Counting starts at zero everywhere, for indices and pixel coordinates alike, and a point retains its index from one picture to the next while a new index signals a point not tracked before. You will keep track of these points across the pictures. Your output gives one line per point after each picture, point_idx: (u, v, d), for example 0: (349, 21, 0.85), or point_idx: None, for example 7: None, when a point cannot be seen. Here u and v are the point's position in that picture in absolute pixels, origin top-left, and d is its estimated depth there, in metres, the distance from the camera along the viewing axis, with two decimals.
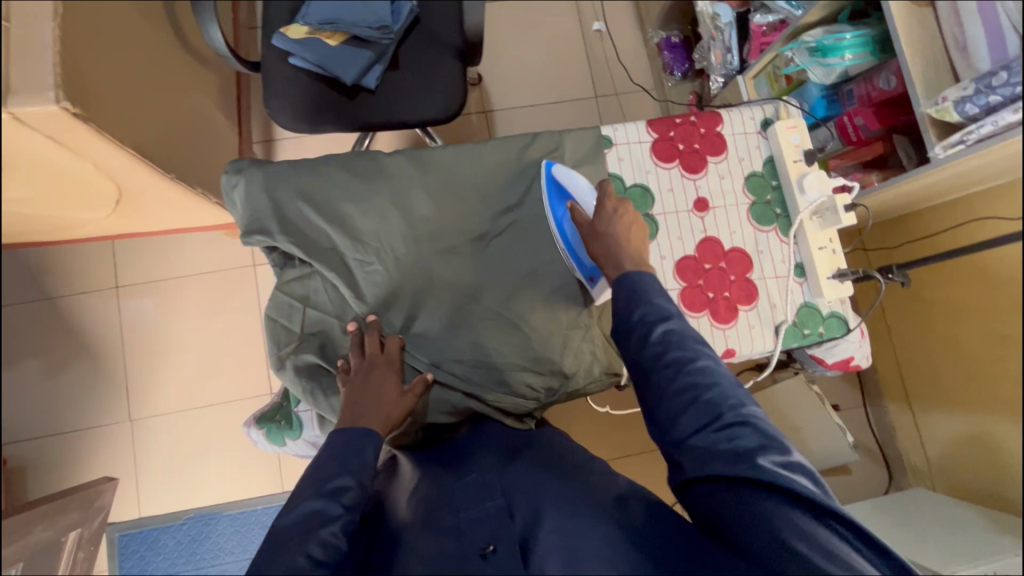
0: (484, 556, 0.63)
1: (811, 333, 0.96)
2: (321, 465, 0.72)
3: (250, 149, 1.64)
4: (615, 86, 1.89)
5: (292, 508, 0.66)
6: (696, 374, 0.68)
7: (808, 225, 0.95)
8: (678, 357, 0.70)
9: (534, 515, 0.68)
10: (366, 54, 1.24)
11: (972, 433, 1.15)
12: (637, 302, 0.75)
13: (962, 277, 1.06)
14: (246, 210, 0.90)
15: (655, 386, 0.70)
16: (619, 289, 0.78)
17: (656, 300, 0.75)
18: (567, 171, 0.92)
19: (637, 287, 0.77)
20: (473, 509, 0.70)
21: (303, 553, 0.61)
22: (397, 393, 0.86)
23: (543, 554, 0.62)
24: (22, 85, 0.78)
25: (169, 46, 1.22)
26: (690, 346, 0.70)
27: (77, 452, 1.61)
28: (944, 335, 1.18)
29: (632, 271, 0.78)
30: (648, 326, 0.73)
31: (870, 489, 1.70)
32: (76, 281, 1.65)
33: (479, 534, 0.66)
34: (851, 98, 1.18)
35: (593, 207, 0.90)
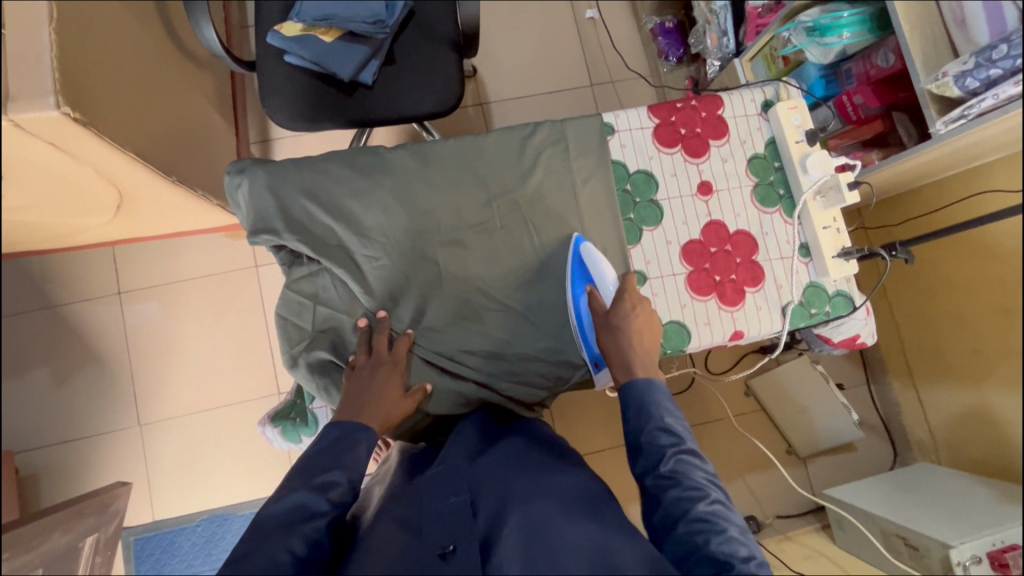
0: (444, 557, 0.68)
1: (819, 312, 0.96)
2: (314, 458, 0.76)
3: (248, 149, 1.63)
4: (611, 73, 1.88)
5: (281, 498, 0.70)
6: (704, 519, 0.68)
7: (811, 205, 0.95)
8: (685, 494, 0.71)
9: (498, 511, 0.72)
10: (362, 50, 1.23)
11: (976, 406, 1.17)
12: (647, 426, 0.77)
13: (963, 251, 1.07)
14: (251, 210, 0.90)
15: (662, 521, 0.71)
16: (630, 405, 0.80)
17: (667, 427, 0.76)
18: (595, 254, 0.90)
19: (648, 405, 0.79)
20: (438, 503, 0.76)
21: (285, 548, 0.65)
22: (399, 395, 0.87)
23: (503, 554, 0.66)
24: (22, 92, 0.79)
25: (164, 47, 1.21)
26: (698, 484, 0.71)
27: (87, 458, 1.61)
28: (946, 313, 1.20)
29: (643, 385, 0.80)
30: (658, 455, 0.74)
31: (875, 466, 1.72)
32: (80, 288, 1.66)
33: (439, 534, 0.72)
34: (849, 77, 1.18)
35: (610, 295, 0.89)
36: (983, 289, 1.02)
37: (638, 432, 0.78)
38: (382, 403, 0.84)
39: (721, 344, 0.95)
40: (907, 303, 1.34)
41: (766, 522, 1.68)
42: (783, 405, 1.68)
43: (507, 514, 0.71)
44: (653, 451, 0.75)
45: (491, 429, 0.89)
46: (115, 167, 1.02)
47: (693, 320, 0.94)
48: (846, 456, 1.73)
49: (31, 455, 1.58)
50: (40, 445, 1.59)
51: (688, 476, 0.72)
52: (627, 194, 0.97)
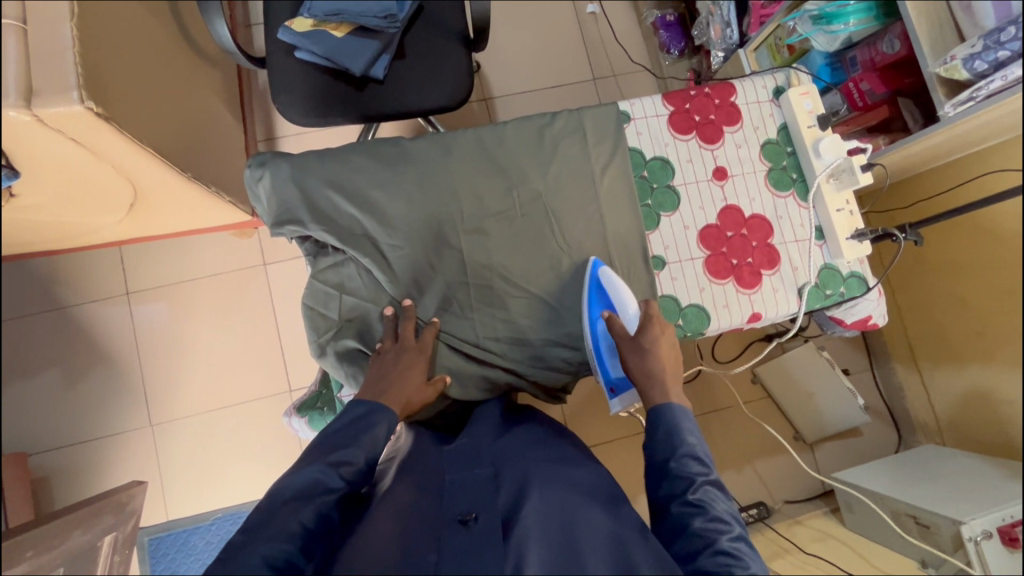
0: (464, 524, 0.70)
1: (834, 293, 0.98)
2: (331, 435, 0.77)
3: (254, 147, 1.63)
4: (613, 67, 1.89)
5: (297, 470, 0.71)
6: (727, 553, 0.68)
7: (825, 188, 0.97)
8: (710, 524, 0.71)
9: (520, 487, 0.73)
10: (373, 44, 1.24)
11: (975, 387, 1.20)
12: (677, 450, 0.77)
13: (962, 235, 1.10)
14: (274, 202, 0.91)
15: (682, 549, 0.71)
16: (659, 427, 0.80)
17: (698, 456, 0.76)
18: (618, 283, 0.91)
19: (677, 429, 0.79)
20: (460, 474, 0.78)
21: (296, 519, 0.66)
22: (423, 382, 0.88)
23: (523, 533, 0.66)
24: (46, 87, 0.79)
25: (175, 43, 1.21)
26: (723, 517, 0.72)
27: (98, 459, 1.60)
28: (947, 292, 1.21)
29: (677, 410, 0.80)
30: (685, 481, 0.75)
31: (881, 450, 1.74)
32: (89, 289, 1.65)
33: (460, 502, 0.73)
34: (854, 64, 1.21)
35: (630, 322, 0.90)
36: (980, 272, 1.04)
37: (665, 455, 0.78)
38: (406, 388, 0.85)
39: (740, 326, 0.97)
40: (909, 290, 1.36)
41: (776, 508, 1.70)
42: (789, 394, 1.70)
43: (529, 489, 0.71)
44: (680, 476, 0.75)
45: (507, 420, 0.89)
46: (132, 162, 1.02)
47: (712, 303, 0.96)
48: (853, 441, 1.75)
49: (42, 457, 1.57)
50: (51, 446, 1.58)
51: (713, 507, 0.72)
52: (644, 181, 0.99)
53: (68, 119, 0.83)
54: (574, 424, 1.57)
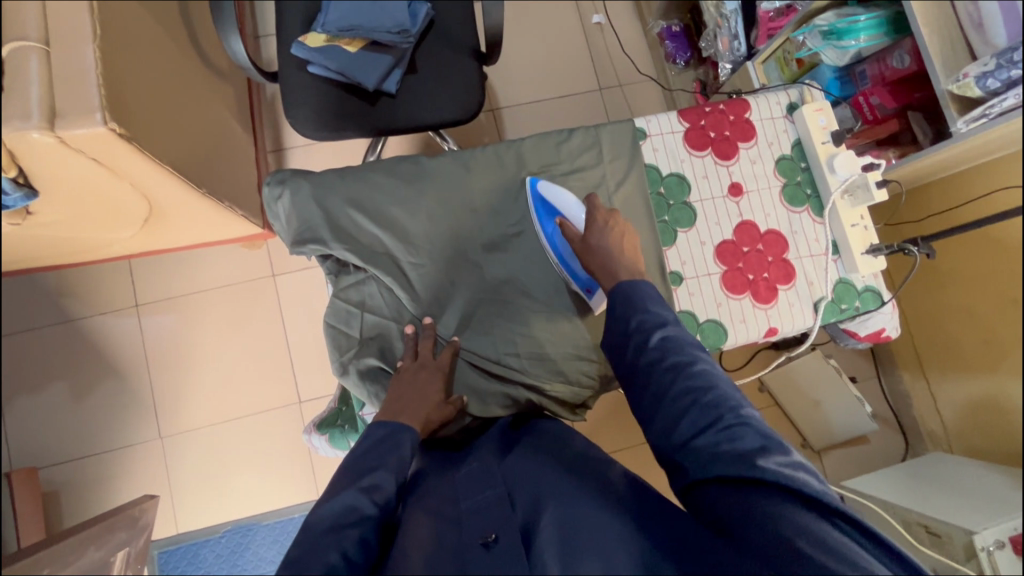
0: (486, 546, 0.66)
1: (849, 307, 1.00)
2: (359, 458, 0.77)
3: (265, 159, 1.63)
4: (619, 77, 1.91)
5: (330, 500, 0.70)
6: (695, 378, 0.73)
7: (839, 205, 0.98)
8: (676, 361, 0.76)
9: (534, 504, 0.72)
10: (386, 59, 1.24)
11: (976, 401, 1.19)
12: (634, 312, 0.82)
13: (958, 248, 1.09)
14: (296, 221, 0.92)
15: (655, 393, 0.75)
16: (618, 298, 0.85)
17: (653, 309, 0.82)
18: (554, 187, 0.94)
19: (634, 299, 0.83)
20: (473, 498, 0.76)
21: (337, 550, 0.64)
22: (441, 401, 0.89)
23: (542, 547, 0.64)
24: (70, 108, 0.79)
25: (189, 58, 1.21)
26: (686, 352, 0.77)
27: (108, 473, 1.59)
28: (956, 303, 1.16)
29: (629, 284, 0.85)
30: (645, 333, 0.79)
31: (888, 457, 1.74)
32: (98, 302, 1.65)
33: (478, 526, 0.70)
34: (863, 78, 1.22)
35: (581, 221, 0.92)
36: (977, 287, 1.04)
37: (625, 321, 0.82)
38: (421, 406, 0.85)
39: (756, 340, 0.99)
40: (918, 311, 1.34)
41: None
42: (796, 401, 1.70)
43: (544, 503, 0.71)
44: (641, 333, 0.80)
45: (509, 440, 0.89)
46: (148, 178, 1.02)
47: (729, 318, 0.98)
48: (861, 449, 1.76)
49: (52, 470, 1.57)
50: (61, 460, 1.57)
51: (676, 347, 0.77)
52: (661, 197, 1.01)
53: (90, 139, 0.83)
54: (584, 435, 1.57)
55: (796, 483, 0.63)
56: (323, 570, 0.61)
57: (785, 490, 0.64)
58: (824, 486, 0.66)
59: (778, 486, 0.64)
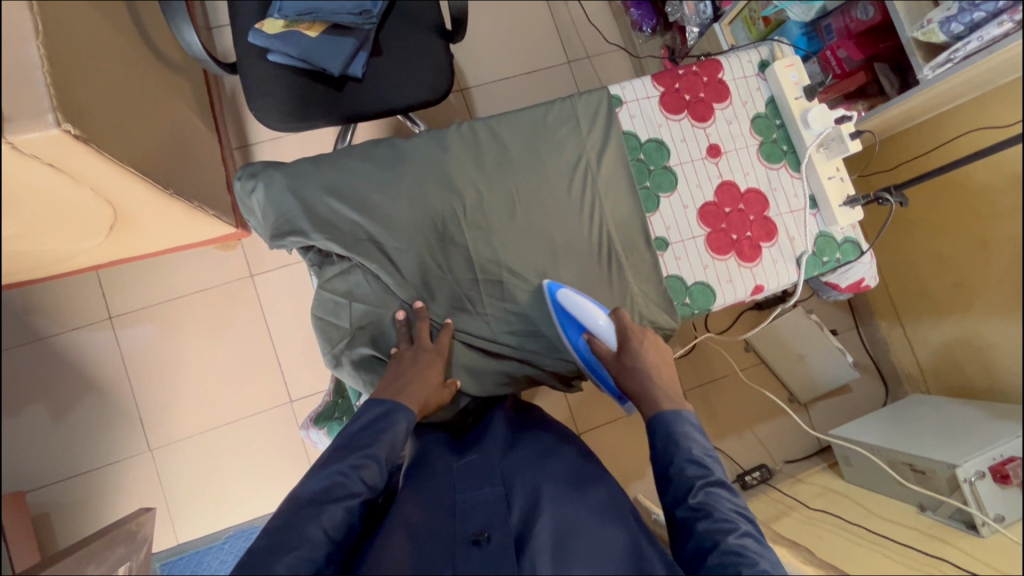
0: (478, 544, 0.68)
1: (830, 259, 1.02)
2: (351, 437, 0.77)
3: (231, 156, 1.58)
4: (586, 49, 1.88)
5: (318, 474, 0.72)
6: (735, 553, 0.68)
7: (816, 158, 1.00)
8: (715, 525, 0.72)
9: (532, 503, 0.73)
10: (349, 42, 1.20)
11: (953, 342, 1.23)
12: (676, 456, 0.79)
13: (922, 199, 1.14)
14: (272, 214, 0.90)
15: (693, 554, 0.72)
16: (657, 434, 0.82)
17: (695, 459, 0.78)
18: (578, 303, 0.91)
19: (673, 435, 0.81)
20: (472, 492, 0.77)
21: (319, 526, 0.66)
22: (439, 384, 0.88)
23: (535, 552, 0.66)
24: (18, 112, 0.75)
25: (140, 54, 1.16)
26: (727, 515, 0.72)
27: (98, 490, 1.55)
28: (927, 251, 1.19)
29: (671, 416, 0.82)
30: (685, 487, 0.76)
31: (871, 404, 1.80)
32: (69, 317, 1.59)
33: (474, 521, 0.72)
34: (829, 32, 1.24)
35: (608, 339, 0.91)
36: (942, 233, 1.10)
37: (665, 463, 0.80)
38: (420, 389, 0.85)
39: (744, 299, 1.00)
40: (884, 264, 1.38)
41: (777, 468, 1.77)
42: (780, 357, 1.74)
43: (541, 505, 0.72)
44: (681, 482, 0.77)
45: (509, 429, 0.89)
46: (111, 182, 0.98)
47: (716, 279, 0.99)
48: (844, 398, 1.81)
49: (40, 493, 1.52)
50: (48, 482, 1.53)
51: (717, 509, 0.73)
52: (641, 163, 1.01)
53: (43, 144, 0.79)
54: (580, 411, 1.58)
55: None
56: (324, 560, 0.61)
57: None
58: None
59: None
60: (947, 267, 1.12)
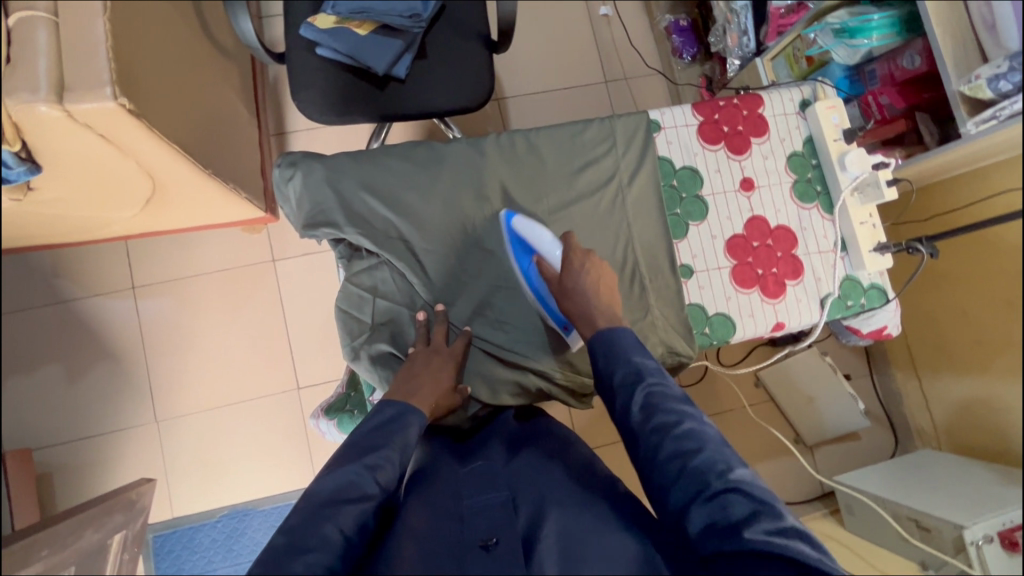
0: (485, 548, 0.67)
1: (855, 304, 1.02)
2: (363, 436, 0.76)
3: (268, 142, 1.61)
4: (624, 70, 1.90)
5: (331, 473, 0.70)
6: (682, 440, 0.69)
7: (850, 202, 1.00)
8: (662, 421, 0.71)
9: (538, 511, 0.72)
10: (396, 43, 1.23)
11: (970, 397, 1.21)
12: (617, 366, 0.78)
13: (944, 257, 1.15)
14: (307, 203, 0.92)
15: (643, 455, 0.72)
16: (598, 349, 0.82)
17: (636, 364, 0.78)
18: (529, 223, 0.93)
19: (615, 348, 0.80)
20: (478, 497, 0.75)
21: (335, 527, 0.64)
22: (450, 388, 0.89)
23: (542, 555, 0.66)
24: (79, 82, 0.78)
25: (196, 35, 1.19)
26: (672, 409, 0.72)
27: (101, 455, 1.57)
28: (944, 308, 1.20)
29: (607, 330, 0.82)
30: (629, 391, 0.75)
31: (877, 453, 1.77)
32: (93, 283, 1.62)
33: (480, 526, 0.71)
34: (873, 78, 1.24)
35: (557, 259, 0.92)
36: (960, 289, 1.11)
37: (609, 375, 0.79)
38: (433, 391, 0.85)
39: (763, 335, 1.00)
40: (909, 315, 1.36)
41: None
42: (790, 397, 1.72)
43: (546, 512, 0.71)
44: (626, 388, 0.76)
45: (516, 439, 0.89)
46: (154, 157, 1.00)
47: (738, 312, 0.99)
48: (851, 445, 1.78)
49: (45, 452, 1.55)
50: (54, 442, 1.56)
51: (662, 405, 0.73)
52: (673, 190, 1.01)
53: (97, 114, 0.81)
54: (583, 429, 1.57)
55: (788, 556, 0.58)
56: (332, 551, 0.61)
57: (781, 561, 0.59)
58: (815, 549, 0.61)
59: (773, 558, 0.60)
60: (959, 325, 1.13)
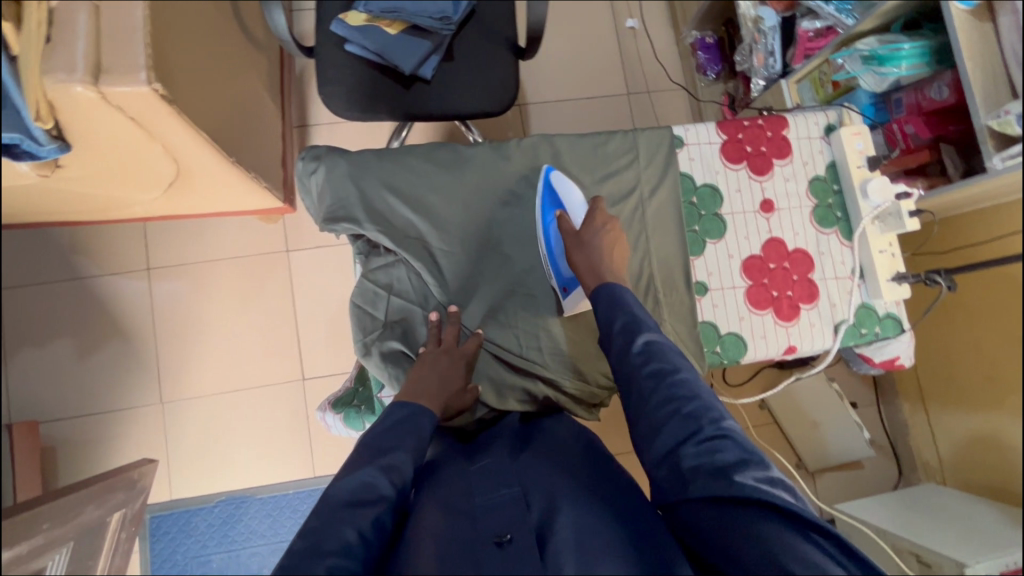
0: (499, 545, 0.66)
1: (869, 332, 1.01)
2: (377, 437, 0.76)
3: (290, 133, 1.63)
4: (648, 83, 1.90)
5: (348, 476, 0.70)
6: (678, 387, 0.72)
7: (870, 230, 0.99)
8: (659, 368, 0.74)
9: (550, 506, 0.70)
10: (425, 44, 1.24)
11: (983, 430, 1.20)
12: (619, 315, 0.81)
13: (960, 293, 1.14)
14: (328, 198, 0.93)
15: (636, 399, 0.74)
16: (601, 299, 0.84)
17: (638, 315, 0.81)
18: (565, 181, 0.96)
19: (619, 299, 0.83)
20: (487, 496, 0.74)
21: (353, 528, 0.64)
22: (459, 389, 0.89)
23: (558, 549, 0.63)
24: (116, 66, 0.79)
25: (229, 25, 1.21)
26: (669, 359, 0.75)
27: (106, 432, 1.59)
28: (958, 344, 1.18)
29: (612, 284, 0.85)
30: (630, 337, 0.78)
31: (879, 484, 1.74)
32: (109, 262, 1.65)
33: (493, 523, 0.69)
34: (898, 106, 1.23)
35: (580, 219, 0.95)
36: (972, 326, 1.10)
37: (610, 322, 0.82)
38: (442, 393, 0.85)
39: (774, 357, 1.00)
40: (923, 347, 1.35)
41: None
42: (795, 421, 1.71)
43: (560, 507, 0.69)
44: (626, 335, 0.79)
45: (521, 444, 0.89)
46: (181, 142, 1.02)
47: (750, 333, 0.99)
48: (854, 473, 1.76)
49: (52, 426, 1.57)
50: (61, 416, 1.58)
51: (660, 355, 0.76)
52: (693, 207, 1.01)
53: (132, 98, 0.82)
54: None
55: (774, 500, 0.61)
56: (339, 549, 0.61)
57: (763, 505, 0.62)
58: (796, 502, 0.64)
59: (757, 502, 0.62)
60: (971, 361, 1.12)
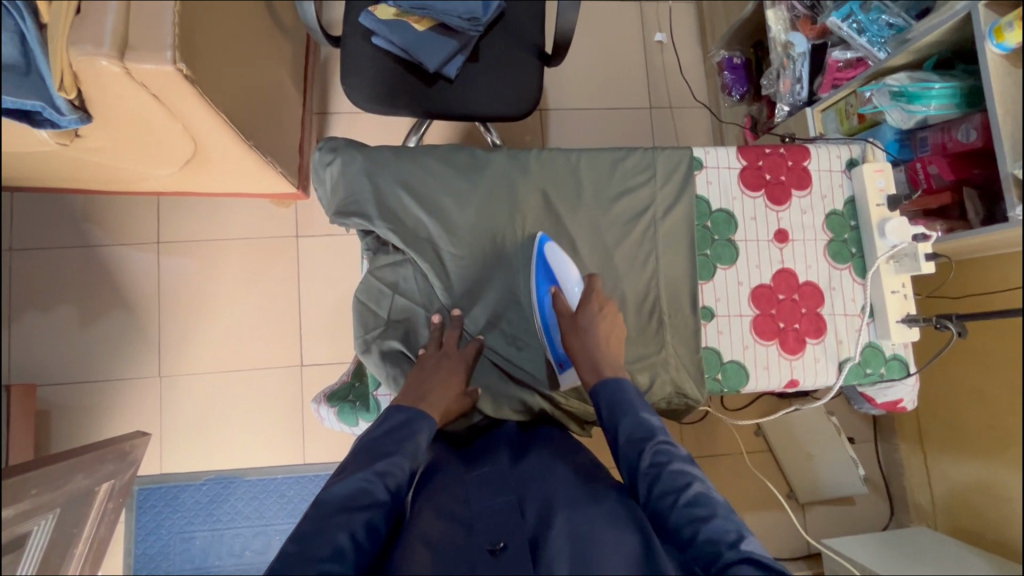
0: (494, 553, 0.67)
1: (873, 372, 1.00)
2: (376, 441, 0.77)
3: (310, 120, 1.63)
4: (671, 99, 1.89)
5: (344, 480, 0.70)
6: (690, 504, 0.68)
7: (884, 269, 0.98)
8: (668, 483, 0.71)
9: (545, 515, 0.71)
10: (452, 44, 1.23)
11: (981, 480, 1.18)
12: (623, 424, 0.79)
13: (975, 338, 1.13)
14: (342, 191, 0.93)
15: (650, 516, 0.71)
16: (605, 406, 0.83)
17: (643, 422, 0.79)
18: (560, 256, 0.93)
19: (621, 402, 0.82)
20: (485, 502, 0.74)
21: (346, 532, 0.64)
22: (458, 392, 0.88)
23: (552, 557, 0.65)
24: (143, 43, 0.79)
25: (258, 9, 1.20)
26: (679, 471, 0.72)
27: (102, 400, 1.60)
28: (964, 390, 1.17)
29: (613, 385, 0.83)
30: (636, 451, 0.75)
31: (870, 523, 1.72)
32: (121, 232, 1.65)
33: (488, 531, 0.70)
34: (924, 145, 1.21)
35: (576, 296, 0.92)
36: (987, 372, 1.09)
37: (615, 431, 0.80)
38: (442, 398, 0.85)
39: (776, 389, 0.99)
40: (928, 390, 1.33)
41: None
42: (789, 451, 1.69)
43: (554, 516, 0.70)
44: (632, 449, 0.76)
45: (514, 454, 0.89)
46: (201, 122, 1.02)
47: (753, 363, 0.98)
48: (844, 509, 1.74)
49: (50, 390, 1.57)
50: (59, 381, 1.58)
51: (668, 466, 0.73)
52: (706, 231, 1.00)
53: (156, 75, 0.82)
54: None
55: None
56: (331, 553, 0.62)
57: None
58: None
59: None
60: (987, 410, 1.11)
